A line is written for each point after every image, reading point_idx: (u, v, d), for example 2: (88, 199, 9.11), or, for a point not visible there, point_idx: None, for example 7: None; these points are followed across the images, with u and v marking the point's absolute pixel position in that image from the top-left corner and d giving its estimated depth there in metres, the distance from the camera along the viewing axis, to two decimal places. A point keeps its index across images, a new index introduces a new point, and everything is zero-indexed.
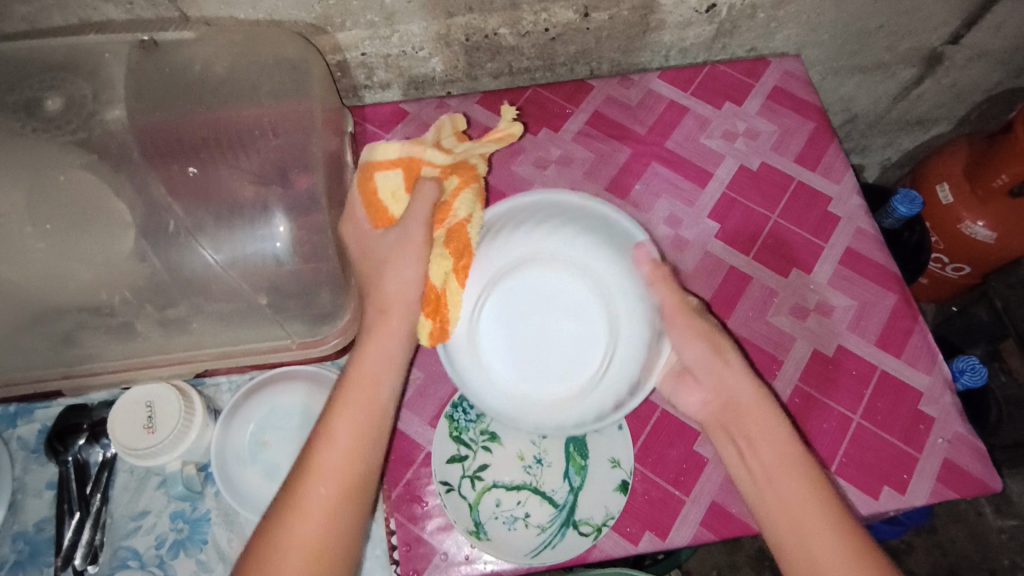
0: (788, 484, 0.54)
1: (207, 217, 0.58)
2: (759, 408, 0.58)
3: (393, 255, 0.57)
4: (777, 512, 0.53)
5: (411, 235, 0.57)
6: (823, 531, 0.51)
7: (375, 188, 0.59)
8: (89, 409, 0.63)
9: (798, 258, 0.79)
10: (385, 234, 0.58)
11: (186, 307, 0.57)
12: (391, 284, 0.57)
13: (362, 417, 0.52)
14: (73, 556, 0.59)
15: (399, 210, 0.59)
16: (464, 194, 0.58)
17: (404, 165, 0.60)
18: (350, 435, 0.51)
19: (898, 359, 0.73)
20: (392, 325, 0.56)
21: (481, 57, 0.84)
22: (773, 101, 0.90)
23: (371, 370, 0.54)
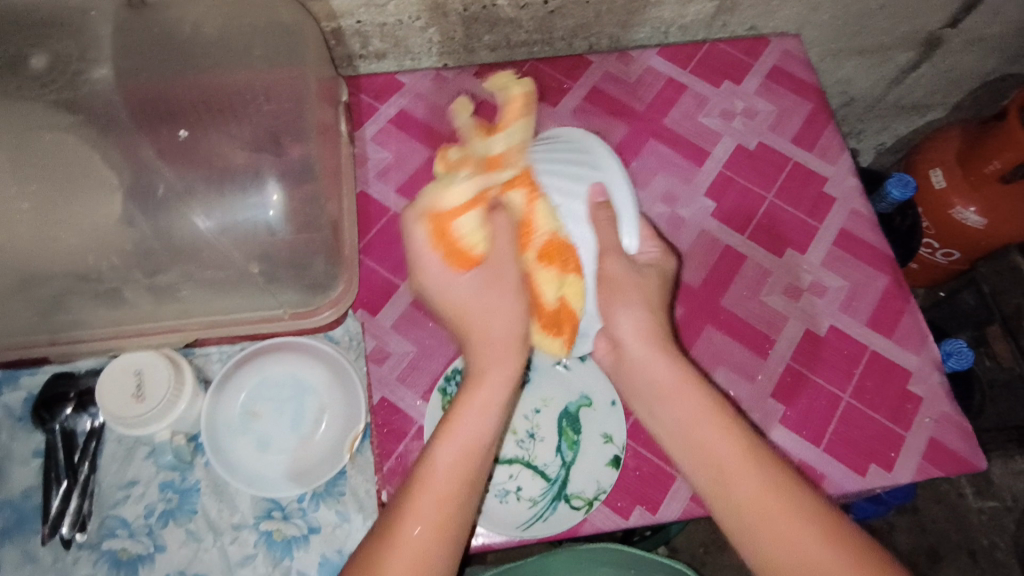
0: (731, 485, 0.48)
1: (196, 181, 0.56)
2: (637, 364, 0.53)
3: (491, 292, 0.51)
4: (741, 520, 0.47)
5: (509, 267, 0.51)
6: (798, 526, 0.45)
7: (452, 231, 0.52)
8: (75, 377, 0.62)
9: (793, 239, 0.79)
10: (508, 275, 0.51)
11: (177, 274, 0.56)
12: (481, 314, 0.52)
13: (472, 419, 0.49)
14: (60, 524, 0.58)
15: (491, 259, 0.52)
16: (539, 205, 0.52)
17: (473, 199, 0.52)
18: (460, 448, 0.48)
19: (889, 339, 0.74)
20: (500, 319, 0.51)
21: (479, 29, 0.82)
22: (772, 81, 0.89)
23: (485, 392, 0.50)
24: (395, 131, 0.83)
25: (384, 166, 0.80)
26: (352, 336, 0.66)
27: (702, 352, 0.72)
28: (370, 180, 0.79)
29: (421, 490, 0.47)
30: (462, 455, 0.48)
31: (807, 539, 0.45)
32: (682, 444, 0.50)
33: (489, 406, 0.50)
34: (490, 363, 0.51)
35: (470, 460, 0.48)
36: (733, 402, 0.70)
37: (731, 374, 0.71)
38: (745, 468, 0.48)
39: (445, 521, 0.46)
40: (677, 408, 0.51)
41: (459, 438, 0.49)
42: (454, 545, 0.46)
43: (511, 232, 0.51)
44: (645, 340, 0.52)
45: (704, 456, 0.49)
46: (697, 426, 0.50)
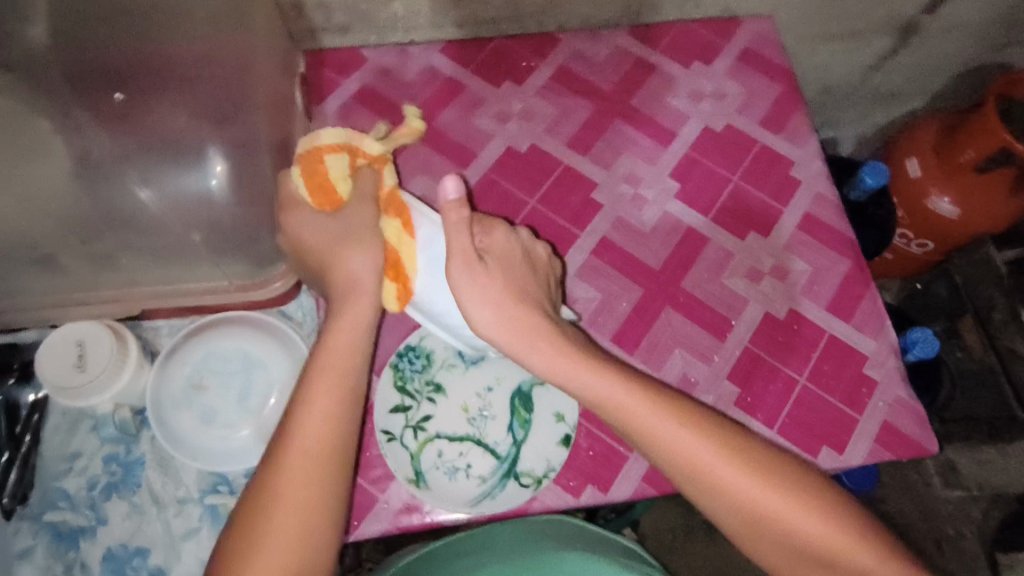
0: (652, 442, 0.51)
1: (134, 147, 0.56)
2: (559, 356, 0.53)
3: (345, 243, 0.53)
4: (672, 467, 0.51)
5: (367, 214, 0.55)
6: (699, 447, 0.50)
7: (322, 169, 0.54)
8: (20, 349, 0.62)
9: (756, 222, 0.79)
10: (364, 221, 0.54)
11: (114, 242, 0.55)
12: (345, 269, 0.53)
13: (342, 379, 0.50)
14: (1, 496, 0.58)
15: (353, 206, 0.54)
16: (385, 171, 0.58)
17: (345, 148, 0.56)
18: (324, 407, 0.48)
19: (848, 323, 0.74)
20: (337, 251, 0.53)
21: (445, 3, 0.81)
22: (743, 62, 0.88)
23: (352, 321, 0.52)
24: (357, 106, 0.81)
25: None
26: (303, 309, 0.66)
27: (660, 333, 0.72)
28: None
29: (290, 477, 0.46)
30: (324, 425, 0.48)
31: (708, 454, 0.50)
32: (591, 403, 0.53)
33: (349, 350, 0.51)
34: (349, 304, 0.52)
35: (338, 404, 0.49)
36: (689, 383, 0.70)
37: (688, 355, 0.71)
38: (690, 443, 0.51)
39: (306, 519, 0.46)
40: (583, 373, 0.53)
41: (320, 402, 0.48)
42: (319, 528, 0.46)
43: (374, 184, 0.56)
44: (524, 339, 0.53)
45: (616, 414, 0.52)
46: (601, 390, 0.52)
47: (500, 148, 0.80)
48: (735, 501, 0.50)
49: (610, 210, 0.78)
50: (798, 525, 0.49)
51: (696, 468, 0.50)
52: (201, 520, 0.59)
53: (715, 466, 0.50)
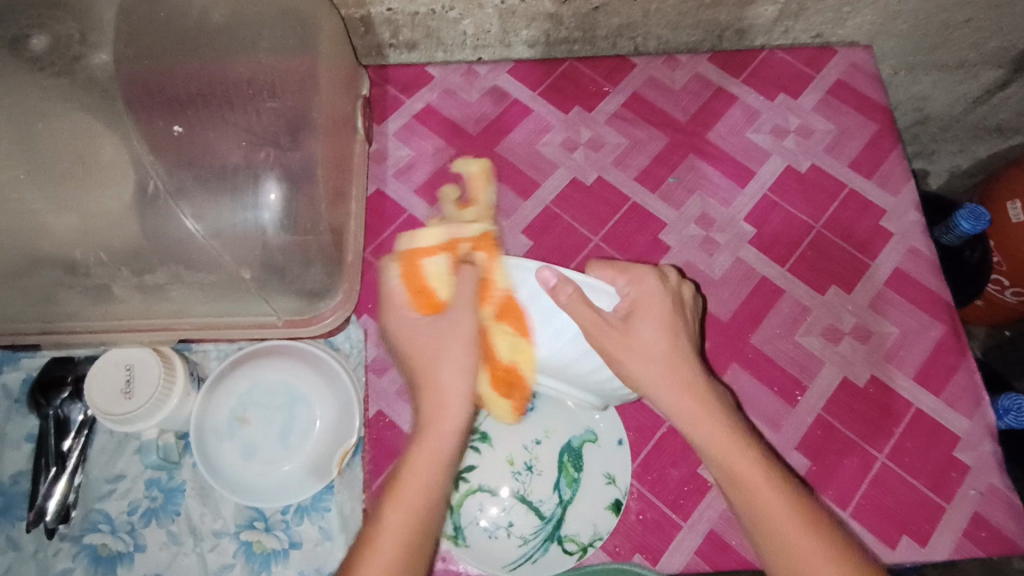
0: (745, 493, 0.46)
1: (191, 181, 0.52)
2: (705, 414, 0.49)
3: (433, 351, 0.50)
4: (765, 526, 0.45)
5: (467, 318, 0.50)
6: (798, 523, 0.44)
7: (420, 275, 0.54)
8: (74, 362, 0.61)
9: (839, 275, 0.72)
10: (454, 327, 0.50)
11: (165, 275, 0.53)
12: (434, 371, 0.49)
13: (410, 492, 0.45)
14: (45, 512, 0.58)
15: (455, 308, 0.50)
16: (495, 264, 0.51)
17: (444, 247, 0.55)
18: (409, 511, 0.44)
19: (937, 398, 0.67)
20: (444, 361, 0.49)
21: (517, 23, 0.77)
22: (834, 96, 0.81)
23: (438, 434, 0.47)
24: (419, 127, 0.78)
25: (403, 164, 0.76)
26: (353, 342, 0.64)
27: None
28: (388, 177, 0.76)
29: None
30: (411, 534, 0.44)
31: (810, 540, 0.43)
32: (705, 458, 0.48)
33: (438, 462, 0.46)
34: (432, 417, 0.48)
35: (422, 512, 0.45)
36: None
37: (753, 419, 0.66)
38: (742, 457, 0.47)
39: None
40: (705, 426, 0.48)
41: (404, 506, 0.44)
42: None
43: (478, 286, 0.50)
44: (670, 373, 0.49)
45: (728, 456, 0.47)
46: (720, 433, 0.48)
47: (564, 179, 0.76)
48: None
49: (678, 252, 0.73)
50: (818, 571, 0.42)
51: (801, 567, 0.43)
52: (232, 554, 0.57)
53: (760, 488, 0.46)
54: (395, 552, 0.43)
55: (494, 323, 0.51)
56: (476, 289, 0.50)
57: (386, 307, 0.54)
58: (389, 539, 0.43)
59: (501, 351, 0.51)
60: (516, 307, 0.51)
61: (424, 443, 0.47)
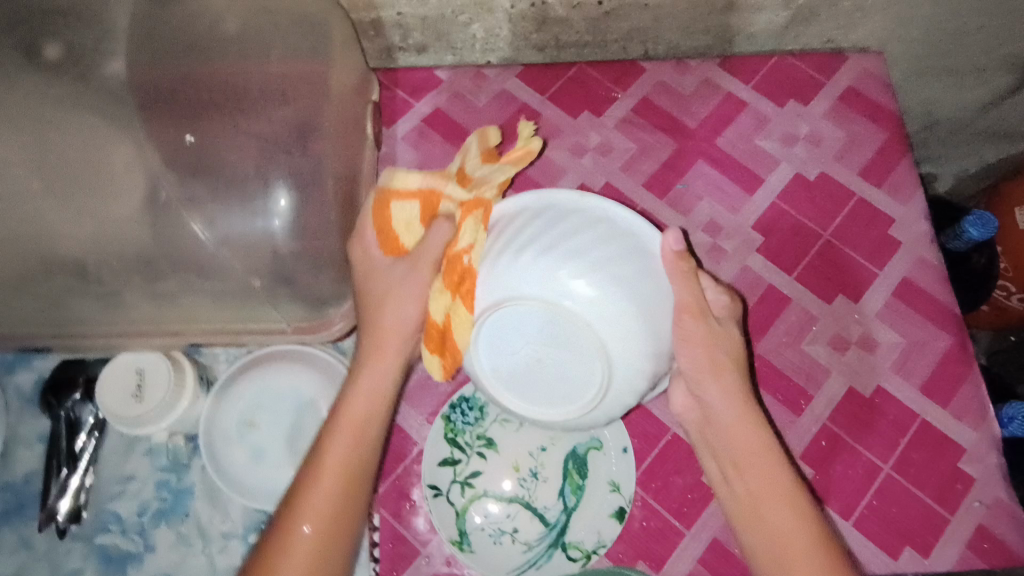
0: (755, 477, 0.49)
1: (201, 190, 0.52)
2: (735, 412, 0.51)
3: (388, 294, 0.53)
4: (761, 511, 0.48)
5: (418, 275, 0.52)
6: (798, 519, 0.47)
7: (388, 216, 0.54)
8: (86, 363, 0.62)
9: (846, 284, 0.72)
10: (414, 284, 0.52)
11: (176, 282, 0.54)
12: (388, 313, 0.52)
13: (344, 432, 0.50)
14: (56, 512, 0.58)
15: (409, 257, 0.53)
16: (466, 223, 0.51)
17: (426, 195, 0.54)
18: (349, 449, 0.49)
19: (943, 409, 0.67)
20: (393, 301, 0.52)
21: (527, 27, 0.77)
22: (844, 103, 0.81)
23: (376, 371, 0.52)
24: (428, 131, 0.78)
25: (412, 168, 0.76)
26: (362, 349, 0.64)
27: None
28: None
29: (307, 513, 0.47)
30: (349, 472, 0.49)
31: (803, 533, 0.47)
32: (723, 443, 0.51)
33: (379, 399, 0.51)
34: (377, 355, 0.52)
35: (356, 451, 0.49)
36: None
37: None
38: (762, 466, 0.49)
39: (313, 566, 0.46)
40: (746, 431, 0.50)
41: (340, 447, 0.49)
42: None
43: (444, 241, 0.51)
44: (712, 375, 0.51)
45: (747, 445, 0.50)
46: (749, 428, 0.50)
47: (572, 184, 0.76)
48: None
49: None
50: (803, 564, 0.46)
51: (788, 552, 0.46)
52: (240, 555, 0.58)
53: (771, 498, 0.48)
54: (339, 483, 0.48)
55: (440, 281, 0.51)
56: (436, 243, 0.51)
57: (355, 239, 0.55)
58: (331, 476, 0.48)
59: (435, 312, 0.51)
60: (467, 265, 0.49)
61: (365, 374, 0.52)
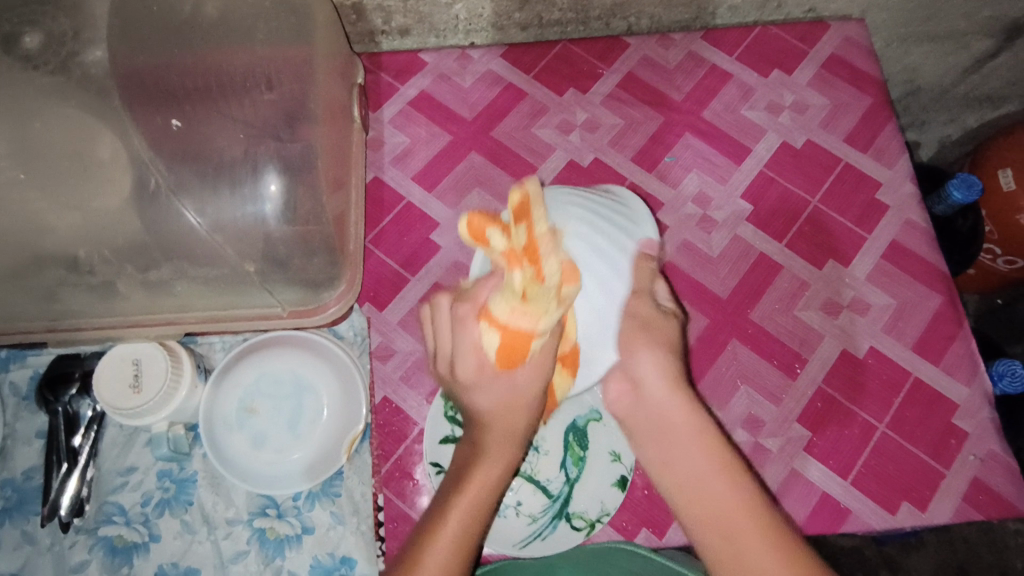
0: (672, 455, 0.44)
1: (190, 177, 0.52)
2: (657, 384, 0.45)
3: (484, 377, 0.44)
4: (688, 499, 0.42)
5: (535, 366, 0.44)
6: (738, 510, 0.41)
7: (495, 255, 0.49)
8: (80, 358, 0.62)
9: (836, 249, 0.73)
10: (533, 384, 0.44)
11: (170, 270, 0.53)
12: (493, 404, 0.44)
13: (469, 504, 0.41)
14: (58, 507, 0.58)
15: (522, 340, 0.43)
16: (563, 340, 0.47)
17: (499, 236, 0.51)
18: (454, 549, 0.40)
19: (936, 366, 0.68)
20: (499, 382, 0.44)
21: (509, 6, 0.77)
22: (828, 71, 0.81)
23: (482, 472, 0.42)
24: (414, 113, 0.78)
25: (400, 151, 0.76)
26: (357, 333, 0.66)
27: (725, 368, 0.68)
28: (386, 164, 0.76)
29: None
30: (452, 563, 0.39)
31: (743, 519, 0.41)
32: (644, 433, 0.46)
33: (484, 492, 0.42)
34: (495, 445, 0.43)
35: (467, 533, 0.40)
36: (754, 423, 0.65)
37: (755, 393, 0.67)
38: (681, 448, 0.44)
39: None
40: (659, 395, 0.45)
41: (451, 531, 0.40)
42: None
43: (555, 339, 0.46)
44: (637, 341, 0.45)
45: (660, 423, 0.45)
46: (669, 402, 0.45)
47: (561, 161, 0.76)
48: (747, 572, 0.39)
49: (676, 231, 0.74)
50: (756, 556, 0.39)
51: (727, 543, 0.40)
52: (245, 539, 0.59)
53: (703, 486, 0.42)
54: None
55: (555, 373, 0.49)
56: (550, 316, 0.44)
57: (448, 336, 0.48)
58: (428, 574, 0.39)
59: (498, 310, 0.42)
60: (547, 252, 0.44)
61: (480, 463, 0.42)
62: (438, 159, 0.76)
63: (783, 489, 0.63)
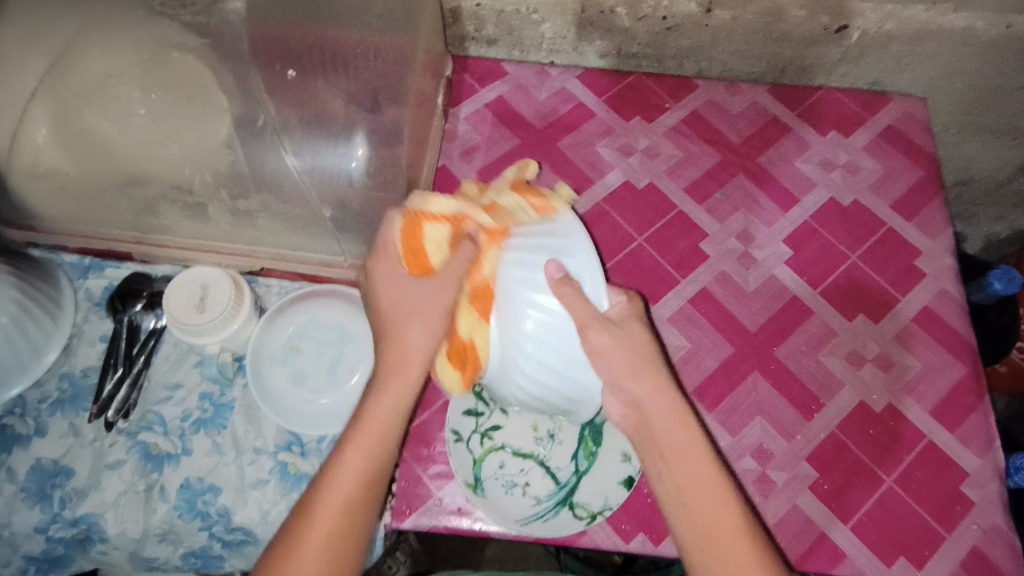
0: (676, 460, 0.51)
1: (293, 120, 0.58)
2: (659, 399, 0.53)
3: (410, 317, 0.53)
4: (682, 486, 0.50)
5: (447, 291, 0.53)
6: (711, 476, 0.51)
7: (417, 237, 0.54)
8: (151, 279, 0.68)
9: (869, 305, 0.75)
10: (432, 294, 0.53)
11: (257, 201, 0.60)
12: (404, 333, 0.53)
13: (365, 444, 0.50)
14: (107, 408, 0.63)
15: (438, 274, 0.53)
16: (490, 249, 0.53)
17: (449, 217, 0.55)
18: (357, 467, 0.50)
19: (952, 434, 0.69)
20: (411, 321, 0.53)
21: (592, 34, 0.83)
22: (884, 140, 0.85)
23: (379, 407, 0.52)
24: (489, 115, 0.84)
25: (469, 146, 0.82)
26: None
27: (744, 398, 0.70)
28: (455, 156, 0.81)
29: (315, 530, 0.48)
30: (354, 487, 0.49)
31: (712, 489, 0.50)
32: (660, 447, 0.52)
33: (385, 422, 0.51)
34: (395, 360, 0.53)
35: (367, 466, 0.50)
36: (763, 455, 0.67)
37: (768, 426, 0.69)
38: (689, 450, 0.52)
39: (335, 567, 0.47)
40: (662, 406, 0.53)
41: (351, 465, 0.50)
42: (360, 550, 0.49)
43: (468, 263, 0.53)
44: (639, 363, 0.53)
45: (671, 436, 0.52)
46: (665, 411, 0.53)
47: (617, 180, 0.81)
48: (709, 523, 0.49)
49: (715, 262, 0.77)
50: (713, 505, 0.50)
51: (705, 509, 0.50)
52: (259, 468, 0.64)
53: (710, 502, 0.50)
54: (338, 503, 0.49)
55: (468, 304, 0.53)
56: (465, 266, 0.53)
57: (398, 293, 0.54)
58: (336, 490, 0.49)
59: (467, 326, 0.53)
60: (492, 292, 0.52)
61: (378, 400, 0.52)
62: (503, 160, 0.81)
63: (783, 522, 0.64)
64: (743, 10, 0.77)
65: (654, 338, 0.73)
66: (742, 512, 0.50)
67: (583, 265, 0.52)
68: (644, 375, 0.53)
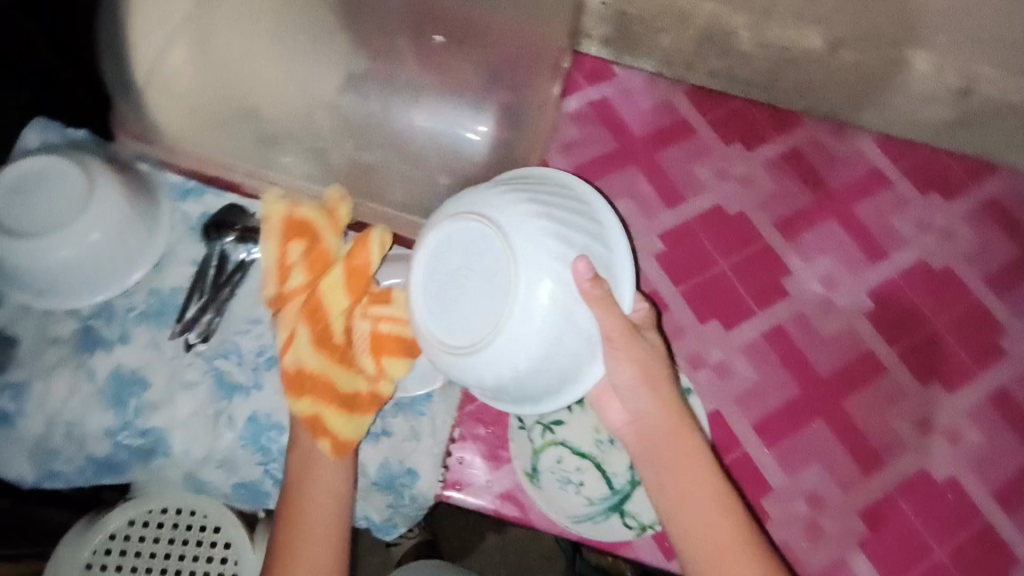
0: (676, 476, 0.54)
1: (428, 80, 0.67)
2: (666, 423, 0.55)
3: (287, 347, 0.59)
4: (681, 501, 0.54)
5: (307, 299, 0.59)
6: (708, 486, 0.54)
7: (277, 252, 0.61)
8: (246, 213, 0.68)
9: (944, 373, 0.74)
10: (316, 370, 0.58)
11: (380, 155, 0.66)
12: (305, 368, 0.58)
13: (303, 530, 0.54)
14: (190, 329, 0.64)
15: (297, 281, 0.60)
16: (374, 238, 0.58)
17: (301, 226, 0.61)
18: (323, 534, 0.54)
19: (1007, 519, 0.68)
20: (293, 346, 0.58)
21: (708, 52, 0.82)
22: (986, 212, 0.83)
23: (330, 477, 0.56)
24: (592, 116, 0.84)
25: (569, 143, 0.82)
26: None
27: (806, 441, 0.70)
28: (554, 150, 0.81)
29: (310, 538, 0.54)
30: (329, 525, 0.55)
31: (708, 503, 0.54)
32: (657, 460, 0.55)
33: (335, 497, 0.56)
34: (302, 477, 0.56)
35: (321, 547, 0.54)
36: (816, 502, 0.67)
37: (827, 475, 0.68)
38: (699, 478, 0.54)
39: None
40: (665, 421, 0.54)
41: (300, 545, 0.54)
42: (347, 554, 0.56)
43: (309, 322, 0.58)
44: (656, 383, 0.54)
45: (673, 451, 0.54)
46: (675, 430, 0.54)
47: (708, 203, 0.81)
48: (709, 538, 0.53)
49: (795, 301, 0.76)
50: (714, 517, 0.53)
51: (700, 528, 0.53)
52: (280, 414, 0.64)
53: (705, 511, 0.54)
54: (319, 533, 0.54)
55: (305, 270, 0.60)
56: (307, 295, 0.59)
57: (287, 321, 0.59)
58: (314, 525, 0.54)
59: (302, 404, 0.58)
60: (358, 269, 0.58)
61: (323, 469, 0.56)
62: (599, 162, 0.81)
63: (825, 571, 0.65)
64: (874, 49, 0.75)
65: (721, 367, 0.73)
66: (744, 525, 0.54)
67: (616, 254, 0.54)
68: (649, 400, 0.54)
